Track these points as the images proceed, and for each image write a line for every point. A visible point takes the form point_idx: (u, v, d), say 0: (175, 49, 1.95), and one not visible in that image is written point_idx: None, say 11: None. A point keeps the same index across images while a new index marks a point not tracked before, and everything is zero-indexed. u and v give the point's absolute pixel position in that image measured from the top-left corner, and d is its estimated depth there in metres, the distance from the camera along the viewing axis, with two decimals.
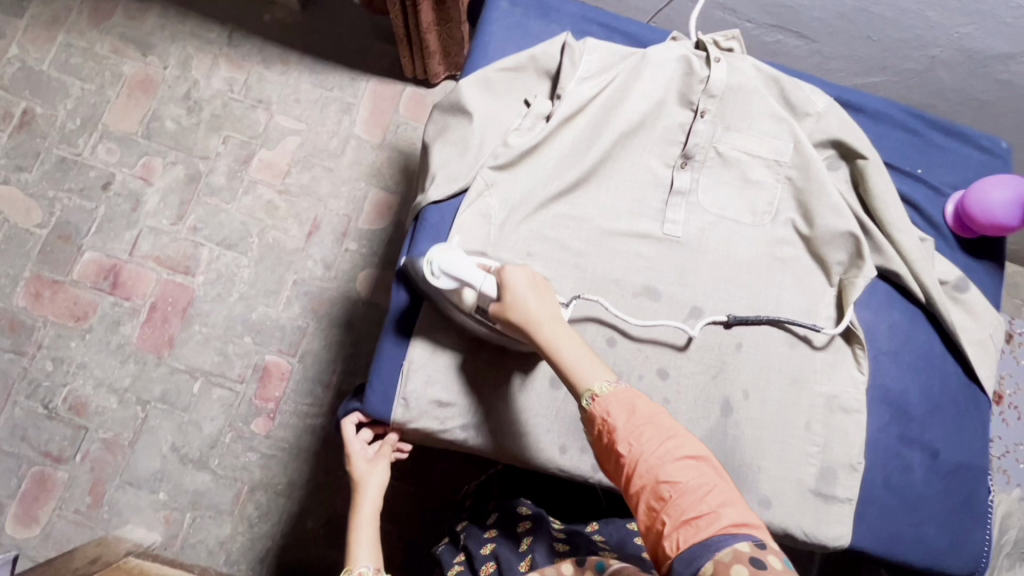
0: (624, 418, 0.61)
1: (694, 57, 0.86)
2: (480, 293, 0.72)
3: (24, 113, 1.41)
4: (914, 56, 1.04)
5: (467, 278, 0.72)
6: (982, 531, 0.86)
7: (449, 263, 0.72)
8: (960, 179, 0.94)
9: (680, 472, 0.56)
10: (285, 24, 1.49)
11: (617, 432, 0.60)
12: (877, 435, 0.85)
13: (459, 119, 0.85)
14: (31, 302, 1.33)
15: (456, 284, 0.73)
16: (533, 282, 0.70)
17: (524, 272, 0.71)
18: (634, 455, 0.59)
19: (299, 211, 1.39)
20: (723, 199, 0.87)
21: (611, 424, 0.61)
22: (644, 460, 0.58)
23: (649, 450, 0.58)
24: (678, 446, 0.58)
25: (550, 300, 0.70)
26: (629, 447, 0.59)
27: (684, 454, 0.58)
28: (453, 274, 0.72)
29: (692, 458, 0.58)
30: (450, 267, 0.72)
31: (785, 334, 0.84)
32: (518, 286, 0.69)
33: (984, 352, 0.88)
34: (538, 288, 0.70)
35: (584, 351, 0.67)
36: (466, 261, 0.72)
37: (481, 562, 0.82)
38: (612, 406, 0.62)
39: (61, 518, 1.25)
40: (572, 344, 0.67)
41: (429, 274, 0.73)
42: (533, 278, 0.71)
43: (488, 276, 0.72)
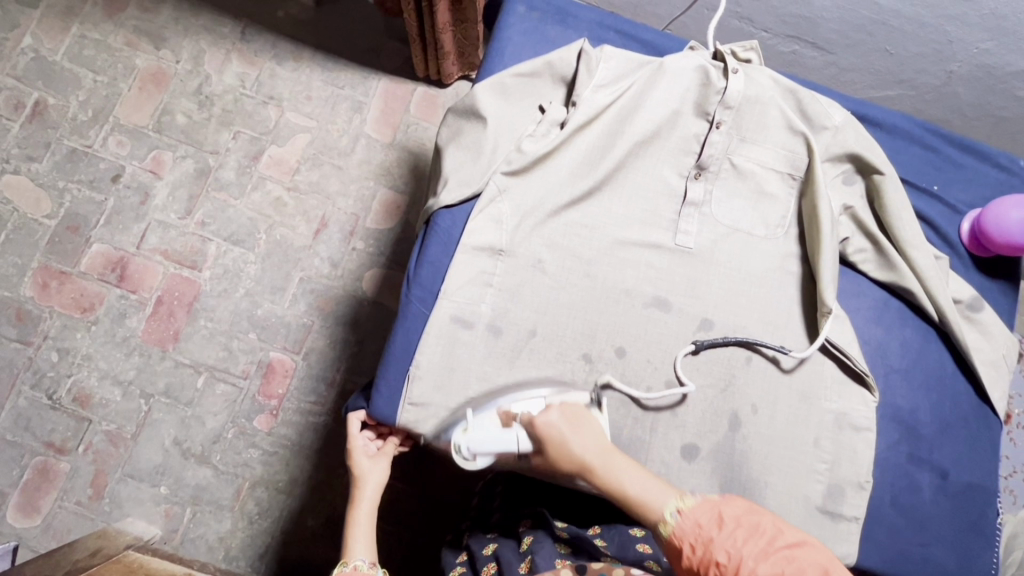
0: (715, 526, 0.56)
1: (711, 67, 0.85)
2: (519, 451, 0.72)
3: (36, 104, 1.41)
4: (931, 70, 1.03)
5: (499, 444, 0.72)
6: (990, 554, 0.85)
7: (477, 442, 0.72)
8: (977, 197, 0.93)
9: (785, 565, 0.52)
10: (298, 21, 1.48)
11: (711, 540, 0.56)
12: (886, 453, 0.85)
13: (473, 124, 0.84)
14: (39, 292, 1.33)
15: (493, 457, 0.73)
16: (569, 416, 0.70)
17: (554, 411, 0.70)
18: (733, 560, 0.54)
19: (308, 209, 1.39)
20: (736, 211, 0.86)
21: (704, 534, 0.56)
22: (746, 564, 0.53)
23: (747, 549, 0.54)
24: (775, 539, 0.54)
25: (586, 431, 0.69)
26: (727, 553, 0.54)
27: (780, 544, 0.54)
28: (484, 450, 0.72)
29: (791, 547, 0.53)
30: (479, 444, 0.72)
31: (753, 356, 0.83)
32: (558, 432, 0.69)
33: (997, 372, 0.87)
34: (574, 421, 0.70)
35: (648, 478, 0.64)
36: (490, 428, 0.73)
37: (482, 562, 0.82)
38: (698, 516, 0.58)
39: (62, 509, 1.25)
40: (633, 477, 0.64)
41: (464, 460, 0.73)
42: (566, 410, 0.71)
43: (520, 430, 0.72)
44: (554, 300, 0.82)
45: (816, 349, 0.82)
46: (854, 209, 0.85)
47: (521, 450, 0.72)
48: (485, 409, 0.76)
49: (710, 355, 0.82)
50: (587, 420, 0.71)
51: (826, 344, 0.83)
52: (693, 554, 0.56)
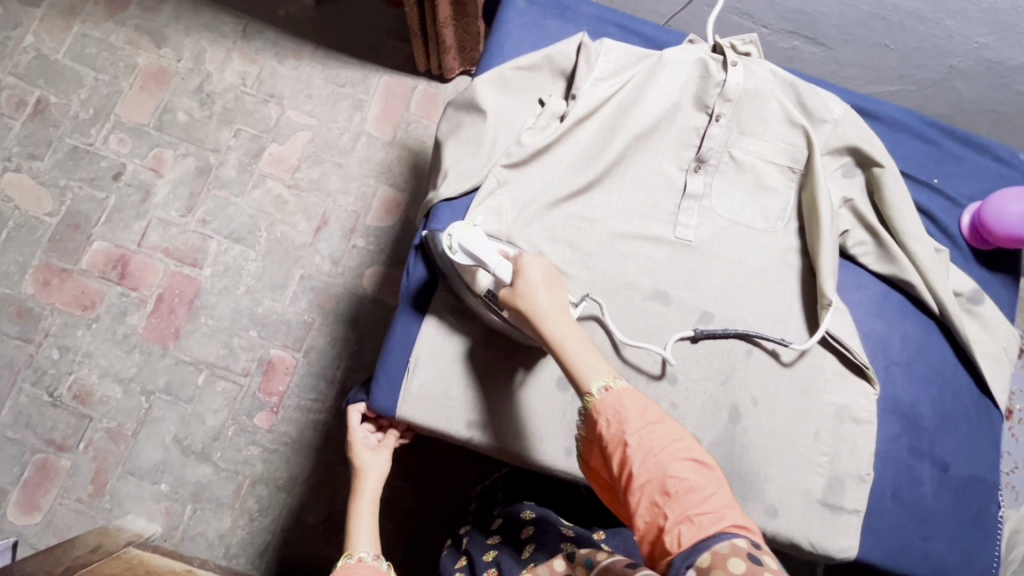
0: (637, 415, 0.60)
1: (711, 60, 0.85)
2: (494, 275, 0.72)
3: (38, 102, 1.41)
4: (931, 65, 1.03)
5: (483, 257, 0.71)
6: (991, 547, 0.85)
7: (468, 241, 0.72)
8: (977, 190, 0.93)
9: (692, 474, 0.56)
10: (299, 19, 1.49)
11: (629, 426, 0.59)
12: (887, 446, 0.84)
13: (473, 117, 0.85)
14: (40, 290, 1.33)
15: (471, 262, 0.73)
16: (546, 275, 0.70)
17: (538, 263, 0.70)
18: (643, 450, 0.58)
19: (308, 206, 1.39)
20: (736, 204, 0.86)
21: (623, 417, 0.60)
22: (654, 457, 0.57)
23: (661, 449, 0.58)
24: (690, 450, 0.58)
25: (557, 292, 0.69)
26: (641, 443, 0.58)
27: (692, 456, 0.57)
28: (472, 251, 0.72)
29: (701, 463, 0.57)
30: (469, 244, 0.72)
31: (753, 348, 0.83)
32: (533, 276, 0.69)
33: (998, 365, 0.87)
34: (551, 283, 0.70)
35: (590, 349, 0.66)
36: (484, 241, 0.72)
37: (482, 568, 0.82)
38: (624, 400, 0.61)
39: (63, 506, 1.25)
40: (578, 342, 0.66)
41: (449, 249, 0.73)
42: (548, 268, 0.71)
43: (505, 260, 0.72)
44: None
45: (816, 341, 0.82)
46: (855, 201, 0.85)
47: (496, 275, 0.71)
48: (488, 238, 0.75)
49: (709, 347, 0.82)
50: (562, 286, 0.71)
51: (826, 336, 0.83)
52: (607, 428, 0.61)
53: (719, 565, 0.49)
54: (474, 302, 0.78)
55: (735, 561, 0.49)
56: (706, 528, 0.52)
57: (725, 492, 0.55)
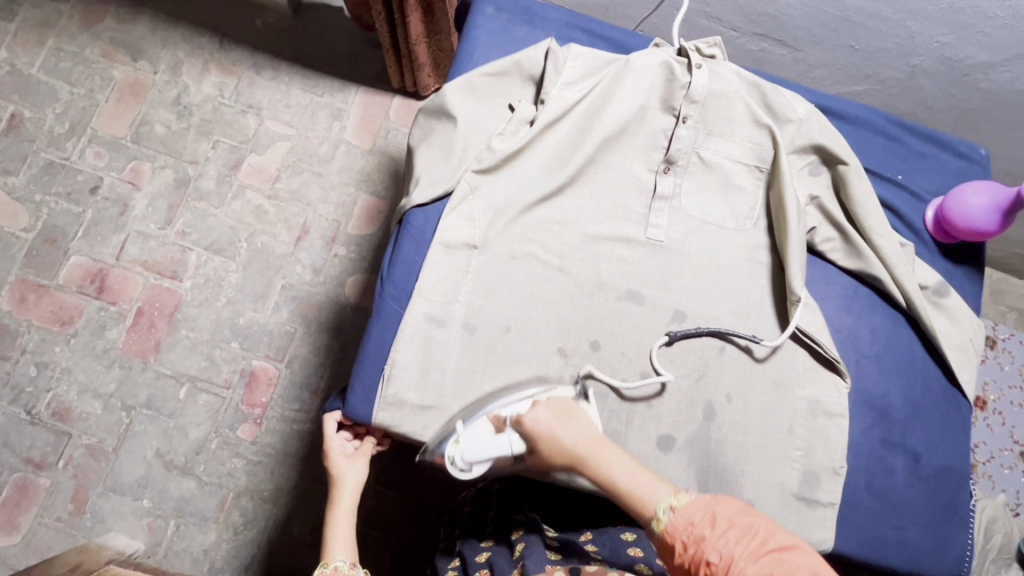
0: (708, 525, 0.55)
1: (676, 63, 0.86)
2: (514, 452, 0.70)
3: (12, 117, 1.40)
4: (895, 64, 1.05)
5: (491, 450, 0.71)
6: (964, 535, 0.86)
7: (470, 453, 0.72)
8: (940, 185, 0.95)
9: (778, 567, 0.51)
10: (277, 30, 1.49)
11: (703, 540, 0.55)
12: (860, 438, 0.86)
13: (444, 123, 0.85)
14: (16, 305, 1.32)
15: (488, 463, 0.73)
16: (557, 410, 0.69)
17: (540, 407, 0.69)
18: (724, 560, 0.53)
19: (289, 216, 1.39)
20: (705, 204, 0.87)
21: (696, 532, 0.55)
22: (737, 564, 0.52)
23: (739, 551, 0.53)
24: (767, 540, 0.53)
25: (575, 422, 0.67)
26: (720, 555, 0.53)
27: (772, 547, 0.53)
28: (479, 457, 0.72)
29: (782, 550, 0.53)
30: (472, 453, 0.72)
31: (726, 346, 0.84)
32: (544, 429, 0.67)
33: (966, 356, 0.89)
34: (560, 415, 0.68)
35: (636, 470, 0.62)
36: (483, 435, 0.72)
37: (475, 569, 0.81)
38: (692, 514, 0.56)
39: (43, 525, 1.23)
40: (622, 468, 0.63)
41: (460, 470, 0.73)
42: (553, 406, 0.69)
43: (513, 432, 0.70)
44: (527, 296, 0.82)
45: (787, 337, 0.84)
46: (821, 199, 0.87)
47: (513, 453, 0.70)
48: (474, 418, 0.75)
49: (683, 346, 0.83)
50: (574, 411, 0.69)
51: (796, 332, 0.84)
52: (684, 551, 0.56)
53: None
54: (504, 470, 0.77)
55: None
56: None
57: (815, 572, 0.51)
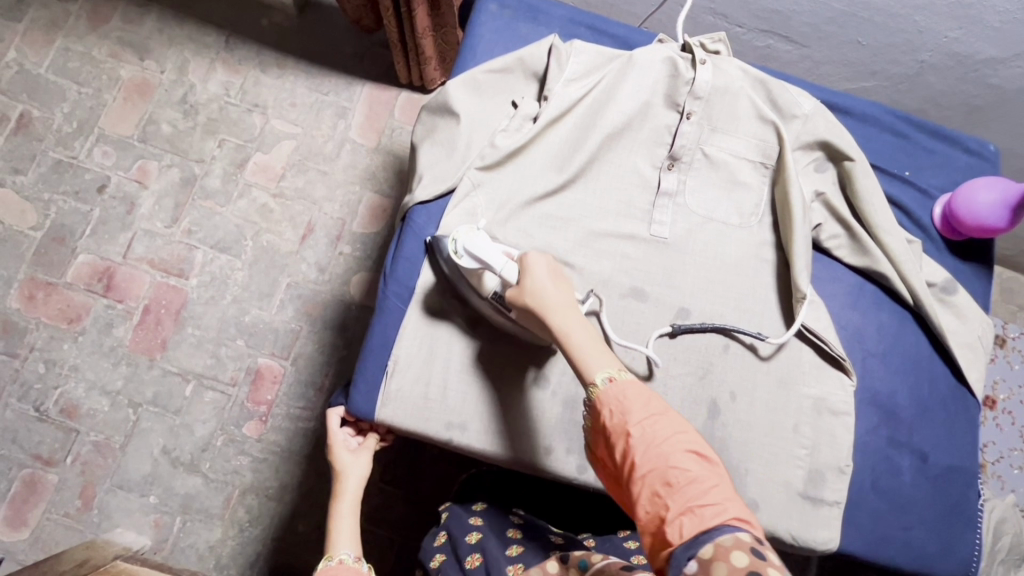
0: (641, 405, 0.57)
1: (680, 59, 0.86)
2: (501, 277, 0.71)
3: (21, 116, 1.42)
4: (903, 60, 1.04)
5: (488, 258, 0.71)
6: (972, 536, 0.85)
7: (473, 245, 0.73)
8: (948, 182, 0.94)
9: (692, 465, 0.53)
10: (282, 29, 1.50)
11: (631, 417, 0.57)
12: (866, 437, 0.85)
13: (447, 120, 0.85)
14: (25, 303, 1.33)
15: (477, 265, 0.73)
16: (553, 270, 0.69)
17: (544, 258, 0.70)
18: (645, 439, 0.55)
19: (294, 214, 1.40)
20: (710, 201, 0.87)
21: (626, 408, 0.57)
22: (656, 446, 0.55)
23: (662, 439, 0.55)
24: (692, 441, 0.55)
25: (562, 286, 0.68)
26: (643, 433, 0.56)
27: (695, 448, 0.55)
28: (476, 254, 0.72)
29: (704, 456, 0.55)
30: (474, 247, 0.72)
31: (731, 343, 0.83)
32: (538, 270, 0.68)
33: (974, 355, 0.88)
34: (555, 276, 0.69)
35: (595, 340, 0.63)
36: (489, 242, 0.73)
37: (464, 549, 0.81)
38: (629, 391, 0.58)
39: (51, 521, 1.24)
40: (583, 333, 0.64)
41: (454, 253, 0.74)
42: (553, 264, 0.70)
43: (511, 262, 0.71)
44: None
45: (793, 335, 0.83)
46: (827, 195, 0.86)
47: (501, 276, 0.71)
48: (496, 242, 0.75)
49: (687, 344, 0.83)
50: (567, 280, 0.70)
51: (802, 330, 0.83)
52: (609, 419, 0.58)
53: (722, 558, 0.48)
54: (476, 300, 0.78)
55: (738, 554, 0.47)
56: (704, 520, 0.50)
57: (726, 483, 0.53)
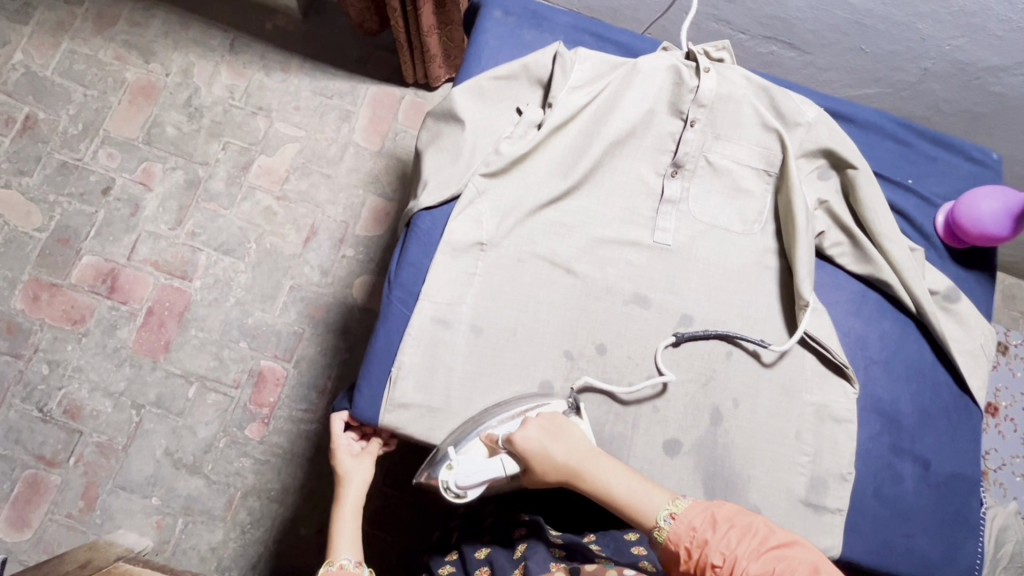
0: (709, 529, 0.62)
1: (684, 66, 0.86)
2: (507, 471, 0.73)
3: (27, 118, 1.42)
4: (907, 67, 1.04)
5: (485, 472, 0.73)
6: (974, 543, 0.85)
7: (463, 477, 0.74)
8: (952, 189, 0.95)
9: (775, 561, 0.57)
10: (287, 32, 1.50)
11: (706, 542, 0.61)
12: (868, 444, 0.85)
13: (452, 127, 0.86)
14: (29, 304, 1.34)
15: (481, 486, 0.74)
16: (546, 426, 0.72)
17: (532, 425, 0.72)
18: (727, 561, 0.59)
19: (298, 217, 1.40)
20: (713, 208, 0.87)
21: (700, 537, 0.62)
22: (738, 563, 0.58)
23: (740, 550, 0.59)
24: (765, 538, 0.60)
25: (570, 436, 0.72)
26: (722, 555, 0.59)
27: (771, 544, 0.59)
28: (473, 483, 0.73)
29: (781, 546, 0.59)
30: (467, 478, 0.73)
31: (734, 349, 0.83)
32: (536, 447, 0.70)
33: (976, 363, 0.88)
34: (552, 428, 0.72)
35: (635, 481, 0.69)
36: (477, 459, 0.74)
37: (475, 565, 0.83)
38: (693, 519, 0.63)
39: (53, 522, 1.24)
40: (621, 479, 0.69)
41: (455, 496, 0.74)
42: (544, 421, 0.73)
43: (505, 455, 0.73)
44: (534, 298, 0.82)
45: (795, 342, 0.83)
46: (830, 204, 0.87)
47: (507, 472, 0.73)
48: (467, 439, 0.76)
49: (690, 350, 0.83)
50: (565, 424, 0.74)
51: (805, 337, 0.84)
52: (689, 555, 0.62)
53: None
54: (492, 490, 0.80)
55: None
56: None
57: (811, 564, 0.57)
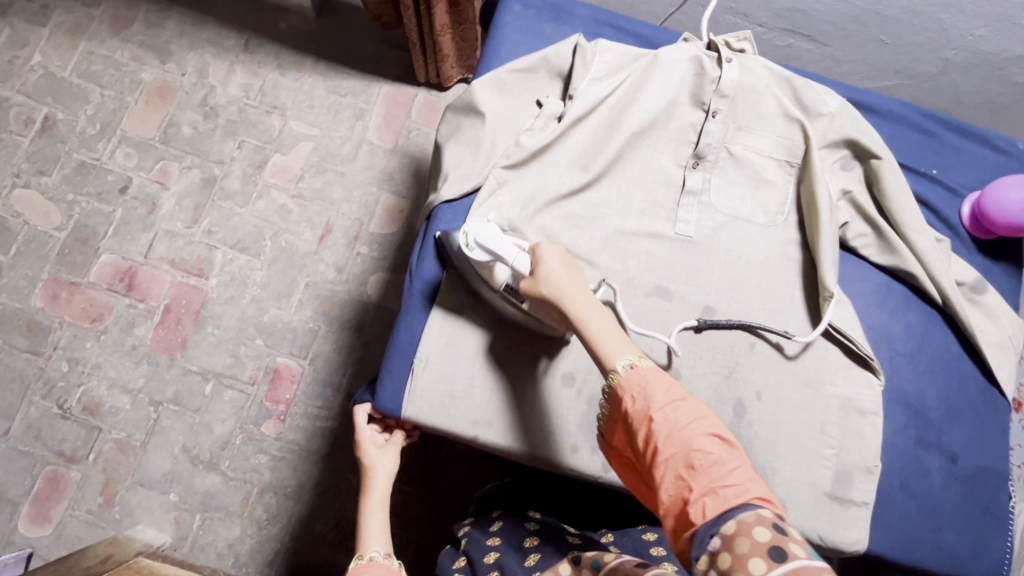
0: (662, 392, 0.58)
1: (706, 57, 0.85)
2: (513, 269, 0.72)
3: (46, 119, 1.44)
4: (928, 58, 1.03)
5: (501, 250, 0.72)
6: (1004, 538, 0.84)
7: (485, 237, 0.73)
8: (977, 180, 0.93)
9: (716, 447, 0.54)
10: (301, 32, 1.51)
11: (654, 403, 0.58)
12: (894, 438, 0.84)
13: (472, 119, 0.86)
14: (49, 303, 1.35)
15: (490, 257, 0.74)
16: (567, 261, 0.71)
17: (555, 251, 0.71)
18: (668, 424, 0.56)
19: (312, 215, 1.41)
20: (735, 199, 0.86)
21: (648, 396, 0.58)
22: (678, 431, 0.56)
23: (685, 423, 0.56)
24: (715, 426, 0.56)
25: (578, 277, 0.70)
26: (665, 420, 0.57)
27: (718, 433, 0.56)
28: (488, 247, 0.72)
29: (729, 440, 0.55)
30: (486, 240, 0.73)
31: (757, 341, 0.83)
32: (550, 260, 0.70)
33: (1003, 355, 0.87)
34: (569, 264, 0.71)
35: (613, 327, 0.65)
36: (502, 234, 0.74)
37: (484, 570, 0.79)
38: (649, 378, 0.59)
39: (73, 518, 1.25)
40: (601, 320, 0.65)
41: (467, 246, 0.74)
42: (566, 256, 0.72)
43: (523, 254, 0.73)
44: None
45: (819, 333, 0.82)
46: (853, 194, 0.86)
47: (514, 268, 0.72)
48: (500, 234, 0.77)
49: (713, 342, 0.82)
50: (581, 272, 0.72)
51: (830, 329, 0.83)
52: (632, 406, 0.59)
53: (744, 534, 0.48)
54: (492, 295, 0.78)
55: (760, 529, 0.48)
56: (725, 493, 0.51)
57: (752, 467, 0.53)
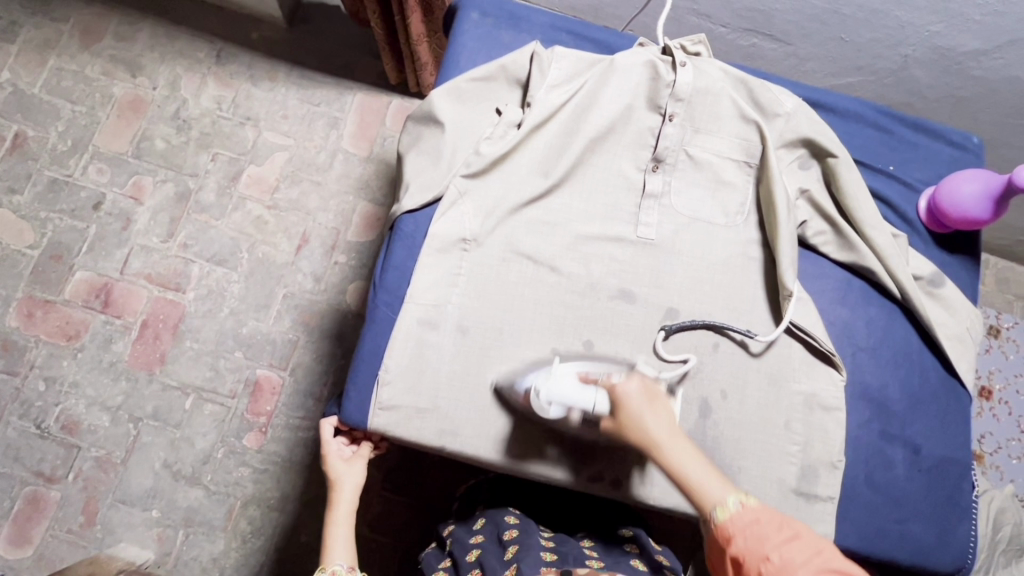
0: (772, 530, 0.57)
1: (660, 61, 0.86)
2: (591, 411, 0.70)
3: (16, 136, 1.43)
4: (887, 55, 1.05)
5: (575, 401, 0.71)
6: (967, 526, 0.86)
7: (556, 390, 0.71)
8: (933, 175, 0.95)
9: None
10: (272, 42, 1.51)
11: (765, 543, 0.56)
12: (857, 432, 0.85)
13: (433, 129, 0.86)
14: (24, 322, 1.34)
15: (564, 411, 0.72)
16: (648, 391, 0.68)
17: (634, 383, 0.68)
18: (780, 564, 0.54)
19: (289, 225, 1.41)
20: (696, 200, 0.87)
21: (759, 535, 0.57)
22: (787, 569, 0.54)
23: (796, 560, 0.54)
24: (824, 556, 0.54)
25: (664, 410, 0.67)
26: (778, 558, 0.55)
27: (829, 564, 0.54)
28: (562, 401, 0.71)
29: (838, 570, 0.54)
30: (557, 395, 0.71)
31: (720, 342, 0.84)
32: (633, 401, 0.67)
33: (963, 346, 0.89)
34: (651, 397, 0.67)
35: (710, 468, 0.62)
36: (571, 382, 0.72)
37: (465, 568, 0.80)
38: (758, 517, 0.58)
39: (54, 538, 1.24)
40: (700, 464, 0.62)
41: (540, 407, 0.72)
42: (646, 385, 0.69)
43: (599, 391, 0.70)
44: (518, 297, 0.83)
45: (782, 331, 0.83)
46: (811, 192, 0.87)
47: (593, 411, 0.70)
48: (562, 365, 0.75)
49: (676, 344, 0.83)
50: (664, 401, 0.69)
51: (790, 326, 0.84)
52: (739, 549, 0.57)
53: None
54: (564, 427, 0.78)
55: None
56: None
57: None
